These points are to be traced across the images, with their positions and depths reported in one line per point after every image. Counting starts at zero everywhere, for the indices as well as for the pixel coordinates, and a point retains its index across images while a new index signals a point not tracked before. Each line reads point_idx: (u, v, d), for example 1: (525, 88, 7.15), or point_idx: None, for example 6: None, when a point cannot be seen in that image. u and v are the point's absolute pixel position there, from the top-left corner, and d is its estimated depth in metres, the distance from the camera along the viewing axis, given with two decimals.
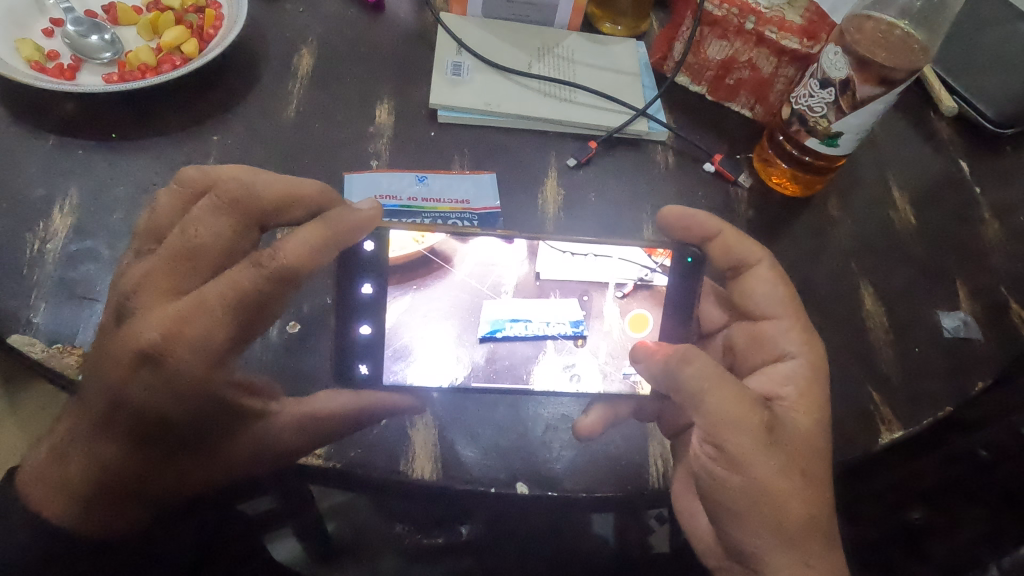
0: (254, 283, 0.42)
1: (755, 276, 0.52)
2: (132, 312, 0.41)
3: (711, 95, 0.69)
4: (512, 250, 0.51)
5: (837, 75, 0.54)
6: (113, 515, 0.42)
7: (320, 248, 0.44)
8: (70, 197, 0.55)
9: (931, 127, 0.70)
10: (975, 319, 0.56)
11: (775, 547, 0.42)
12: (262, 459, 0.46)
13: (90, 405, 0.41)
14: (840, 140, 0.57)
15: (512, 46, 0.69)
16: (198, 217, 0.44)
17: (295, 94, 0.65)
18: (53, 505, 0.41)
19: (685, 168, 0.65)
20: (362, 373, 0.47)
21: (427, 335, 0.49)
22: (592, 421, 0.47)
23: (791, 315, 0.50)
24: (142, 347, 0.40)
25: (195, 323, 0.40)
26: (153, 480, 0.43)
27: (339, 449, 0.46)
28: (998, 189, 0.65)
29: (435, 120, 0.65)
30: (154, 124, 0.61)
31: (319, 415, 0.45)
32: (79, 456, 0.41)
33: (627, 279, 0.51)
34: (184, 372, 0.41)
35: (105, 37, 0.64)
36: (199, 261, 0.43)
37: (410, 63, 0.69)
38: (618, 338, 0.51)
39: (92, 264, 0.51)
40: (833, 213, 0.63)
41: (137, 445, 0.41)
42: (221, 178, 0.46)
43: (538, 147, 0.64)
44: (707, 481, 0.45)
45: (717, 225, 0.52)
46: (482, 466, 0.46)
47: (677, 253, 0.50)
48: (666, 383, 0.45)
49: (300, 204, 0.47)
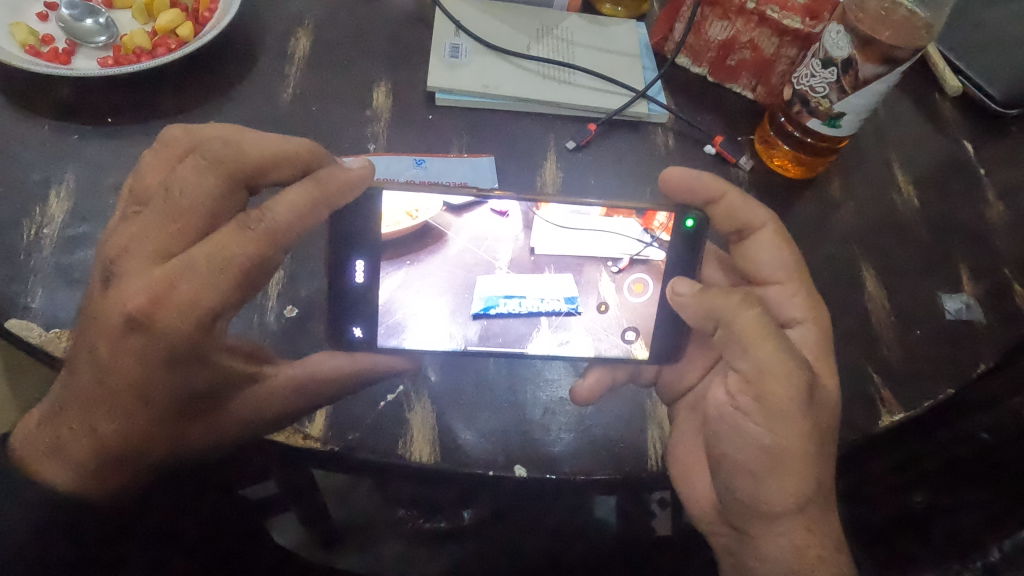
0: (243, 244, 0.42)
1: (759, 243, 0.52)
2: (121, 278, 0.41)
3: (713, 76, 0.69)
4: (507, 223, 0.50)
5: (839, 54, 0.54)
6: (110, 481, 0.42)
7: (308, 210, 0.44)
8: (66, 182, 0.55)
9: (935, 107, 0.69)
10: (978, 301, 0.56)
11: (781, 512, 0.44)
12: (258, 423, 0.47)
13: (79, 369, 0.42)
14: (842, 121, 0.57)
15: (512, 29, 0.69)
16: (183, 175, 0.44)
17: (292, 76, 0.64)
18: (48, 467, 0.41)
19: (685, 150, 0.64)
20: (356, 335, 0.49)
21: (421, 310, 0.50)
22: (589, 386, 0.47)
23: (795, 281, 0.51)
24: (127, 312, 0.40)
25: (181, 287, 0.41)
26: (150, 444, 0.43)
27: (338, 412, 0.47)
28: (1003, 169, 0.65)
29: (434, 103, 0.64)
30: (150, 108, 0.61)
31: (312, 376, 0.47)
32: (72, 418, 0.42)
33: (624, 253, 0.51)
34: (169, 334, 0.41)
35: (100, 21, 0.63)
36: (185, 222, 0.43)
37: (410, 44, 0.68)
38: (620, 306, 0.51)
39: (88, 249, 0.51)
40: (835, 195, 0.62)
41: (128, 408, 0.42)
42: (208, 138, 0.46)
43: (537, 129, 0.64)
44: (733, 436, 0.47)
45: (720, 187, 0.51)
46: (480, 449, 0.46)
47: (677, 216, 0.49)
48: (716, 321, 0.46)
49: (289, 163, 0.48)
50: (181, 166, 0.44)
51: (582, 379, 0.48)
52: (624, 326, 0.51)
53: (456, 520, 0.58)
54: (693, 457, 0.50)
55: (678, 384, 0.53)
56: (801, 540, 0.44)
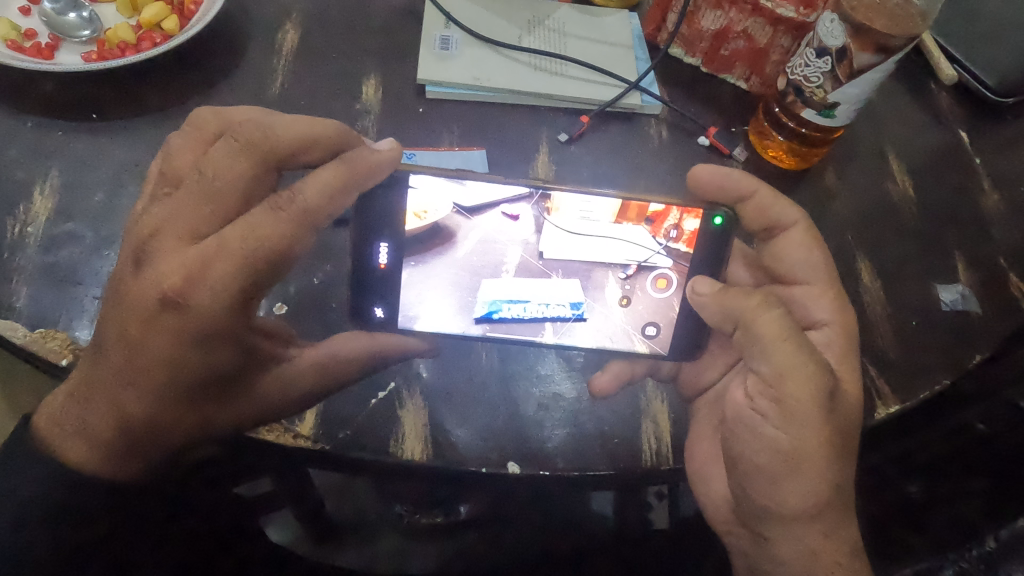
0: (280, 225, 0.42)
1: (791, 242, 0.51)
2: (152, 257, 0.42)
3: (705, 67, 0.68)
4: (519, 226, 0.50)
5: (834, 43, 0.53)
6: (133, 463, 0.44)
7: (338, 190, 0.44)
8: (50, 179, 0.54)
9: (930, 96, 0.68)
10: (973, 292, 0.55)
11: (800, 516, 0.44)
12: (284, 407, 0.46)
13: (108, 350, 0.42)
14: (837, 111, 0.56)
15: (503, 20, 0.68)
16: (215, 159, 0.43)
17: (280, 71, 0.63)
18: (75, 451, 0.44)
19: (678, 142, 0.63)
20: (376, 315, 0.49)
21: (431, 303, 0.50)
22: (606, 380, 0.47)
23: (826, 283, 0.50)
24: (163, 292, 0.41)
25: (217, 266, 0.41)
26: (173, 430, 0.44)
27: (329, 410, 0.46)
28: (999, 160, 0.64)
29: (423, 96, 0.63)
30: (136, 103, 0.60)
31: (338, 356, 0.47)
32: (98, 403, 0.43)
33: (633, 260, 0.50)
34: (207, 314, 0.41)
35: (83, 15, 0.62)
36: (220, 206, 0.43)
37: (400, 37, 0.67)
38: (641, 301, 0.51)
39: (74, 248, 0.51)
40: (830, 185, 0.61)
41: (154, 393, 0.43)
42: (239, 120, 0.45)
43: (529, 121, 0.63)
44: (751, 437, 0.46)
45: (752, 183, 0.50)
46: (473, 448, 0.45)
47: (707, 212, 0.48)
48: (735, 322, 0.46)
49: (319, 144, 0.46)
50: (212, 150, 0.44)
51: (600, 374, 0.48)
52: (634, 331, 0.50)
53: (454, 515, 0.63)
54: (702, 455, 0.50)
55: (698, 382, 0.52)
56: (817, 544, 0.44)
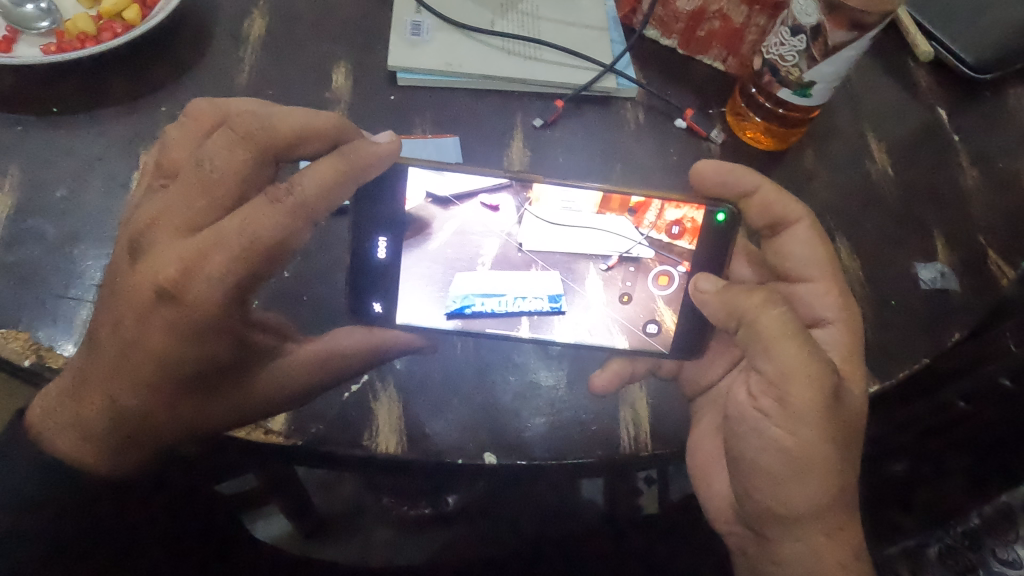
0: (275, 217, 0.42)
1: (793, 237, 0.51)
2: (146, 246, 0.42)
3: (681, 48, 0.67)
4: (499, 216, 0.49)
5: (807, 21, 0.53)
6: (127, 457, 0.44)
7: (336, 185, 0.43)
8: (10, 176, 0.53)
9: (909, 73, 0.68)
10: (953, 270, 0.55)
11: (798, 513, 0.44)
12: (278, 402, 0.45)
13: (100, 344, 0.42)
14: (813, 90, 0.55)
15: (474, 4, 0.66)
16: (214, 151, 0.43)
17: (246, 60, 0.62)
18: (63, 445, 0.43)
19: (655, 125, 0.63)
20: (375, 310, 0.49)
21: (416, 296, 0.50)
22: (606, 377, 0.46)
23: (829, 279, 0.50)
24: (159, 284, 0.41)
25: (213, 257, 0.41)
26: (167, 422, 0.44)
27: (303, 411, 0.45)
28: (976, 136, 0.64)
29: (395, 84, 0.62)
30: (97, 97, 0.58)
31: (340, 350, 0.46)
32: (90, 395, 0.42)
33: (614, 250, 0.50)
34: (203, 307, 0.41)
35: (41, 6, 0.61)
36: (216, 197, 0.43)
37: (370, 24, 0.66)
38: (641, 297, 0.50)
39: (35, 246, 0.49)
40: (809, 166, 0.61)
41: (150, 384, 0.42)
42: (236, 112, 0.44)
43: (503, 107, 0.62)
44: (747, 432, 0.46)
45: (753, 180, 0.50)
46: (450, 438, 0.45)
47: (710, 208, 0.47)
48: (738, 320, 0.44)
49: (319, 137, 0.45)
50: (211, 141, 0.43)
51: (600, 371, 0.47)
52: (624, 324, 0.50)
53: (442, 506, 0.64)
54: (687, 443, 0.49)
55: (699, 380, 0.52)
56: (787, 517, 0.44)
